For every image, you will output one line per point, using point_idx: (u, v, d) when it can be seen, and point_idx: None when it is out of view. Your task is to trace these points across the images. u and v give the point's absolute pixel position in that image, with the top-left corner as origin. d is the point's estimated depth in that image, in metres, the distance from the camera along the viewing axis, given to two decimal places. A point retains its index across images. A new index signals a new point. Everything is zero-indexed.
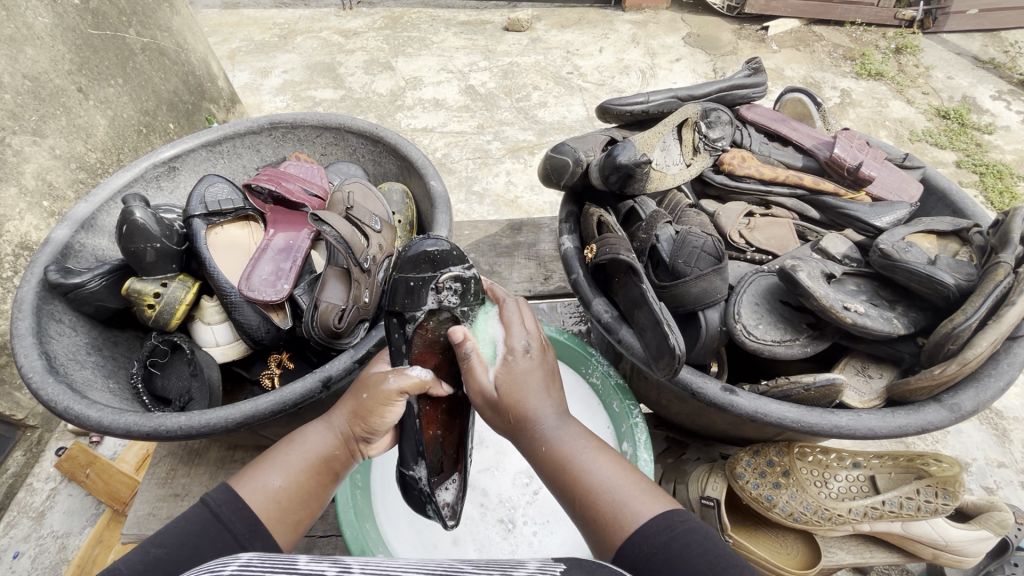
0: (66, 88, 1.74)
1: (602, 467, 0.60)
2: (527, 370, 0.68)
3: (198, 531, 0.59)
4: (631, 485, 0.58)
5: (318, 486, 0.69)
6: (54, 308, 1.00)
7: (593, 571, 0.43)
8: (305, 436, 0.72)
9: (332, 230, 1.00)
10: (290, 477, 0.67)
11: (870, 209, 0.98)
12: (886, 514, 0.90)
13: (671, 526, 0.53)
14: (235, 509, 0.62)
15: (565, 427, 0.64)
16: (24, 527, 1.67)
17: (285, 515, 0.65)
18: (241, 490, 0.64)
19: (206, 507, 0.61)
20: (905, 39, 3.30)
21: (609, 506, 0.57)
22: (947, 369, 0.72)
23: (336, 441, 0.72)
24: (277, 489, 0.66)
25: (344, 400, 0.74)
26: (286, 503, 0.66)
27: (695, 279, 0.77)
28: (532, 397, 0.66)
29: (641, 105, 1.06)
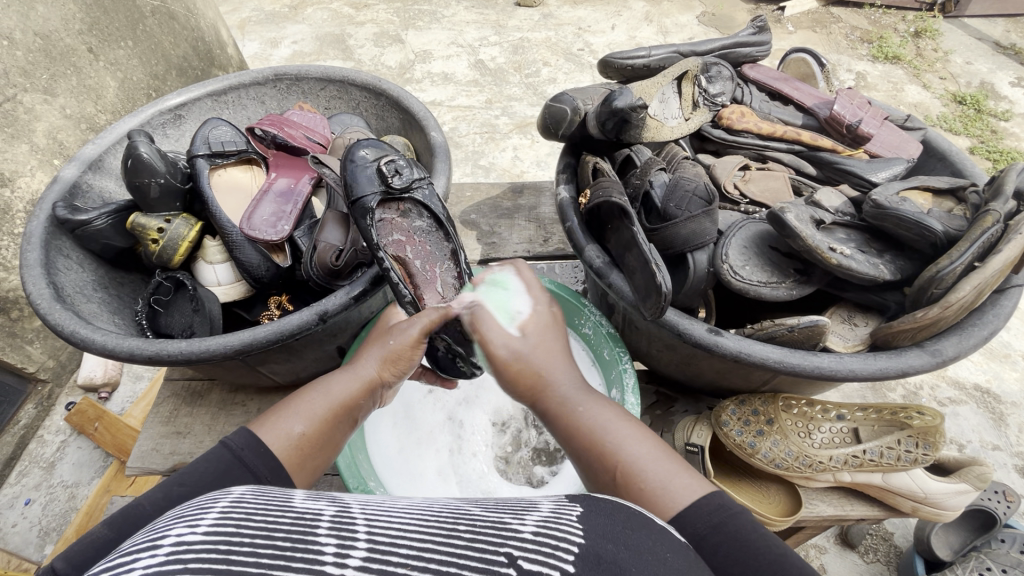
0: (77, 48, 1.75)
1: (642, 446, 0.57)
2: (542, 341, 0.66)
3: (222, 476, 0.59)
4: (673, 467, 0.55)
5: (337, 429, 0.70)
6: (62, 244, 1.02)
7: (613, 514, 0.45)
8: (327, 384, 0.72)
9: (332, 172, 1.04)
10: (310, 422, 0.67)
11: (866, 164, 0.98)
12: (867, 463, 0.92)
13: (721, 510, 0.52)
14: (258, 452, 0.62)
15: (588, 398, 0.62)
16: (34, 476, 1.73)
17: (307, 457, 0.66)
18: (260, 435, 0.64)
19: (227, 449, 0.61)
20: (925, 23, 3.23)
21: (649, 489, 0.54)
22: (930, 312, 0.73)
23: (360, 389, 0.73)
24: (300, 434, 0.66)
25: (372, 350, 0.75)
26: (307, 446, 0.66)
27: (684, 221, 0.78)
28: (555, 369, 0.64)
29: (642, 58, 1.06)
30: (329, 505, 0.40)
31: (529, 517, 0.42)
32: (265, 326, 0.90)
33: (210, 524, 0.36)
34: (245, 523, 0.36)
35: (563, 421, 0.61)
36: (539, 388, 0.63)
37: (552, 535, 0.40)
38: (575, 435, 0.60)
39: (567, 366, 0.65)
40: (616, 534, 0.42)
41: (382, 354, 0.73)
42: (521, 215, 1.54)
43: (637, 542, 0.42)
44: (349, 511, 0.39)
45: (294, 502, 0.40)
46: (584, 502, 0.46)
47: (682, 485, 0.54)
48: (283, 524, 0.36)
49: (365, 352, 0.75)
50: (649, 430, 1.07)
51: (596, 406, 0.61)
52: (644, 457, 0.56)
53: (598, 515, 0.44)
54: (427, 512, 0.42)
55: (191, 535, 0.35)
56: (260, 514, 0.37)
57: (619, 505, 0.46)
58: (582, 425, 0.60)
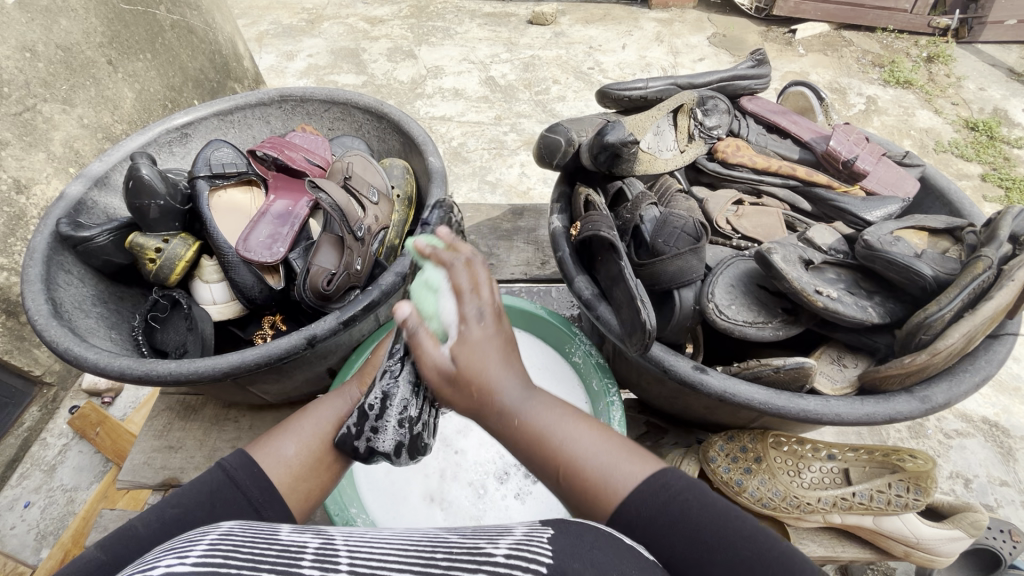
0: (97, 60, 1.79)
1: (583, 437, 0.54)
2: (482, 341, 0.50)
3: (216, 494, 0.59)
4: (617, 452, 0.54)
5: (333, 454, 0.68)
6: (64, 259, 1.04)
7: (582, 536, 0.45)
8: (316, 408, 0.71)
9: (328, 198, 1.02)
10: (302, 446, 0.67)
11: (861, 203, 0.98)
12: (856, 505, 0.90)
13: (664, 490, 0.52)
14: (252, 473, 0.62)
15: (536, 397, 0.54)
16: (36, 478, 1.74)
17: (299, 482, 0.65)
18: (255, 456, 0.64)
19: (223, 470, 0.61)
20: (937, 48, 3.22)
21: (595, 478, 0.52)
22: (916, 359, 0.72)
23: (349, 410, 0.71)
24: (294, 456, 0.65)
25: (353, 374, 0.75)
26: (299, 468, 0.65)
27: (671, 258, 0.78)
28: (499, 376, 0.51)
29: (639, 90, 1.07)
30: (314, 538, 0.42)
31: (501, 542, 0.43)
32: (254, 348, 0.91)
33: (198, 555, 0.37)
34: (233, 556, 0.38)
35: (514, 425, 0.53)
36: (484, 402, 0.52)
37: (522, 556, 0.41)
38: (527, 441, 0.53)
39: (512, 359, 0.53)
40: (585, 552, 0.42)
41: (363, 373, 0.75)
42: (520, 237, 1.54)
43: (606, 560, 0.43)
44: (332, 543, 0.41)
45: (281, 537, 0.43)
46: (554, 524, 0.47)
47: (633, 471, 0.53)
48: (269, 557, 0.38)
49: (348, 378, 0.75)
50: None
51: (542, 399, 0.54)
52: (596, 449, 0.54)
53: (568, 534, 0.45)
54: (406, 543, 0.43)
55: (180, 565, 0.36)
56: (246, 547, 0.39)
57: (587, 525, 0.46)
58: (532, 427, 0.53)
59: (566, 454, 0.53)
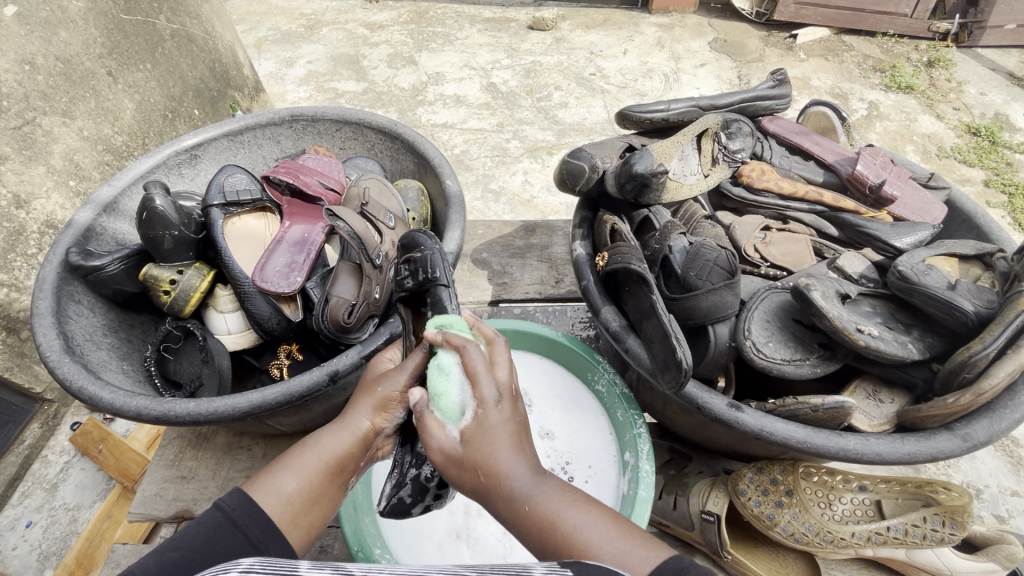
0: (97, 72, 1.75)
1: (594, 526, 0.53)
2: (496, 424, 0.55)
3: (213, 535, 0.58)
4: (629, 541, 0.51)
5: (331, 487, 0.66)
6: (74, 289, 1.01)
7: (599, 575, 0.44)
8: (319, 438, 0.67)
9: (347, 226, 1.01)
10: (301, 480, 0.64)
11: (890, 229, 0.96)
12: (891, 540, 0.88)
13: (679, 575, 0.48)
14: (250, 512, 0.60)
15: (544, 485, 0.55)
16: (37, 498, 1.69)
17: (303, 514, 0.63)
18: (253, 495, 0.62)
19: (219, 510, 0.60)
20: (938, 53, 3.21)
21: (604, 572, 0.50)
22: (960, 399, 0.70)
23: (350, 443, 0.67)
24: (292, 493, 0.63)
25: (360, 398, 0.70)
26: (301, 504, 0.63)
27: (706, 293, 0.77)
28: (508, 461, 0.54)
29: (661, 112, 1.04)
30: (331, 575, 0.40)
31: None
32: (274, 386, 0.88)
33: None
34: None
35: (520, 517, 0.54)
36: (491, 487, 0.54)
37: None
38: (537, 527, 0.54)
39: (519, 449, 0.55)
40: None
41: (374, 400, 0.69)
42: (533, 254, 1.51)
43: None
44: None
45: (298, 573, 0.40)
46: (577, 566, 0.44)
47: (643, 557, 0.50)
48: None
49: (357, 402, 0.70)
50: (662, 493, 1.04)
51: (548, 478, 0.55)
52: (608, 538, 0.52)
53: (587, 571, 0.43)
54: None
55: None
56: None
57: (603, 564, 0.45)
58: (538, 517, 0.54)
59: (578, 540, 0.52)
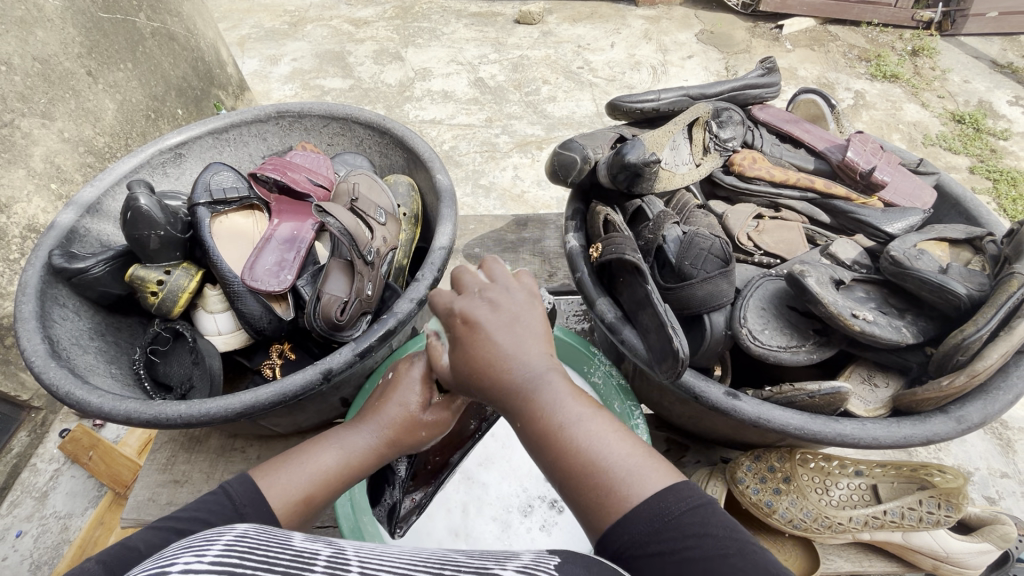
0: (76, 72, 1.71)
1: (611, 443, 0.55)
2: (484, 324, 0.58)
3: (221, 526, 0.58)
4: (641, 459, 0.54)
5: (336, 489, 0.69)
6: (58, 293, 0.99)
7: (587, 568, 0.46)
8: (342, 441, 0.71)
9: (336, 222, 0.98)
10: (311, 481, 0.66)
11: (881, 215, 0.97)
12: (888, 523, 0.89)
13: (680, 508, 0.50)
14: (259, 510, 0.61)
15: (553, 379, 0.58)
16: (27, 507, 1.66)
17: (309, 511, 0.66)
18: (263, 490, 0.63)
19: (229, 501, 0.60)
20: (922, 41, 3.23)
21: (617, 479, 0.53)
22: (955, 381, 0.71)
23: (365, 453, 0.71)
24: (303, 494, 0.65)
25: (380, 412, 0.73)
26: (309, 506, 0.66)
27: (701, 282, 0.77)
28: (516, 355, 0.58)
29: (651, 102, 1.04)
30: (325, 546, 0.42)
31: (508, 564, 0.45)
32: (268, 385, 0.87)
33: (216, 554, 0.37)
34: (249, 556, 0.38)
35: (529, 413, 0.57)
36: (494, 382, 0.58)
37: None
38: (545, 427, 0.56)
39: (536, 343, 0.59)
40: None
41: (393, 429, 0.72)
42: (525, 249, 1.50)
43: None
44: (343, 553, 0.42)
45: (294, 541, 0.42)
46: (562, 554, 0.47)
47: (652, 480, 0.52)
48: (282, 560, 0.38)
49: (374, 412, 0.73)
50: None
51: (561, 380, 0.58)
52: (620, 454, 0.54)
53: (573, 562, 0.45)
54: (412, 559, 0.44)
55: (198, 563, 0.36)
56: (262, 549, 0.39)
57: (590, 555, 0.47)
58: (549, 419, 0.56)
59: (593, 454, 0.54)
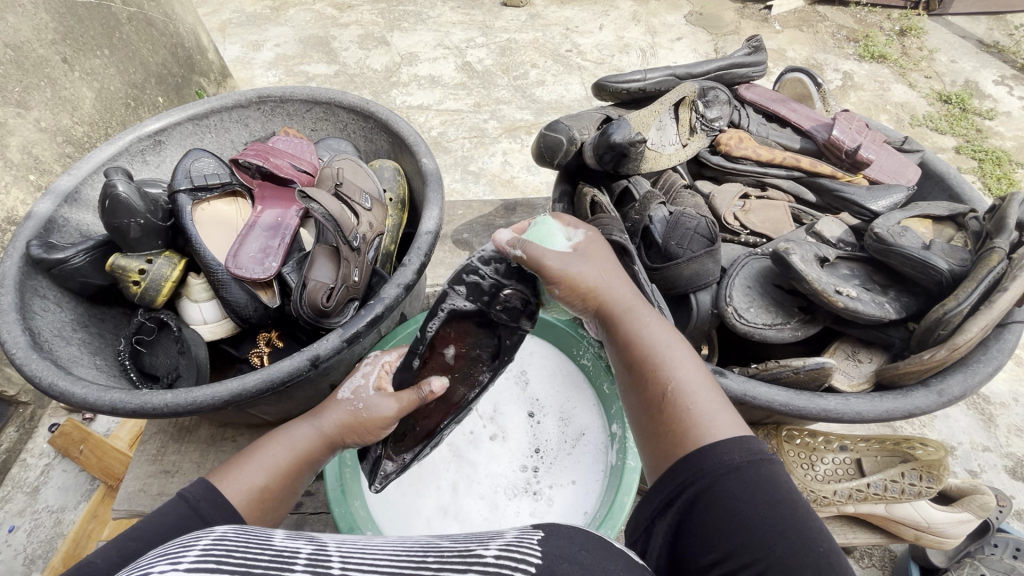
0: (51, 59, 1.66)
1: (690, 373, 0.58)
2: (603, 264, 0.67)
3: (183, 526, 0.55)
4: (718, 407, 0.55)
5: (294, 479, 0.70)
6: (37, 284, 0.96)
7: (570, 537, 0.46)
8: (289, 434, 0.73)
9: (321, 207, 0.96)
10: (268, 471, 0.67)
11: (866, 193, 0.97)
12: (871, 495, 0.92)
13: (744, 451, 0.51)
14: (215, 501, 0.59)
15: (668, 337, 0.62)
16: (18, 502, 1.64)
17: (273, 501, 0.66)
18: (216, 483, 0.63)
19: (185, 500, 0.57)
20: (910, 21, 3.22)
21: (688, 418, 0.55)
22: (936, 354, 0.72)
23: (318, 442, 0.73)
24: (258, 486, 0.65)
25: (335, 407, 0.77)
26: (268, 498, 0.66)
27: (687, 262, 0.78)
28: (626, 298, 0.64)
29: (638, 82, 1.02)
30: (305, 543, 0.41)
31: (492, 545, 0.44)
32: (254, 372, 0.86)
33: (191, 560, 0.37)
34: (225, 560, 0.37)
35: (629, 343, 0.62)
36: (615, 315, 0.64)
37: (512, 556, 0.42)
38: (636, 361, 0.61)
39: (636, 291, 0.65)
40: (574, 557, 0.43)
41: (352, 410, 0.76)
42: None
43: (593, 565, 0.44)
44: (326, 547, 0.41)
45: (274, 541, 0.42)
46: (545, 527, 0.47)
47: (728, 423, 0.53)
48: (262, 560, 0.38)
49: (330, 407, 0.77)
50: None
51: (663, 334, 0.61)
52: (705, 398, 0.56)
53: (557, 537, 0.45)
54: (396, 546, 0.44)
55: (173, 571, 0.35)
56: (239, 550, 0.39)
57: (575, 528, 0.47)
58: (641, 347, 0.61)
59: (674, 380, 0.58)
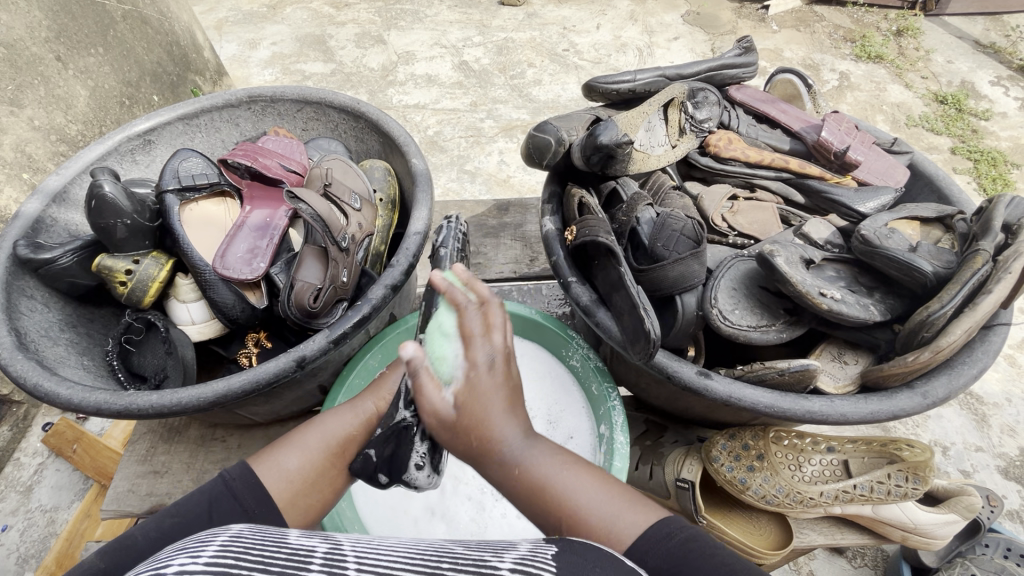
0: (44, 57, 1.66)
1: (581, 484, 0.57)
2: (489, 391, 0.55)
3: (214, 505, 0.60)
4: (617, 500, 0.56)
5: (332, 468, 0.70)
6: (25, 284, 0.96)
7: (582, 552, 0.46)
8: (326, 421, 0.74)
9: (309, 208, 0.97)
10: (305, 458, 0.69)
11: (854, 194, 0.97)
12: (857, 497, 0.91)
13: (668, 535, 0.52)
14: (251, 483, 0.64)
15: (539, 446, 0.58)
16: (11, 501, 1.64)
17: (306, 490, 0.67)
18: (256, 468, 0.66)
19: (222, 479, 0.63)
20: (906, 21, 3.22)
21: (598, 527, 0.55)
22: (920, 356, 0.72)
23: (356, 425, 0.74)
24: (295, 471, 0.68)
25: (369, 389, 0.78)
26: (302, 483, 0.67)
27: (673, 264, 0.77)
28: (499, 421, 0.55)
29: (627, 83, 1.02)
30: (322, 543, 0.43)
31: (506, 556, 0.45)
32: (240, 373, 0.86)
33: (210, 556, 0.39)
34: (244, 556, 0.39)
35: (511, 480, 0.56)
36: (484, 452, 0.55)
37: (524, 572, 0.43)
38: (528, 492, 0.56)
39: (515, 414, 0.57)
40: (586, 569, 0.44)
41: (380, 388, 0.77)
42: (507, 233, 1.48)
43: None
44: (339, 548, 0.43)
45: (289, 540, 0.43)
46: (559, 542, 0.48)
47: (633, 520, 0.54)
48: (278, 559, 0.40)
49: (362, 392, 0.78)
50: (639, 464, 1.04)
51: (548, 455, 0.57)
52: (599, 500, 0.56)
53: (570, 552, 0.46)
54: (410, 550, 0.45)
55: (192, 565, 0.37)
56: (257, 549, 0.41)
57: (593, 545, 0.48)
58: (531, 476, 0.56)
59: (572, 501, 0.56)
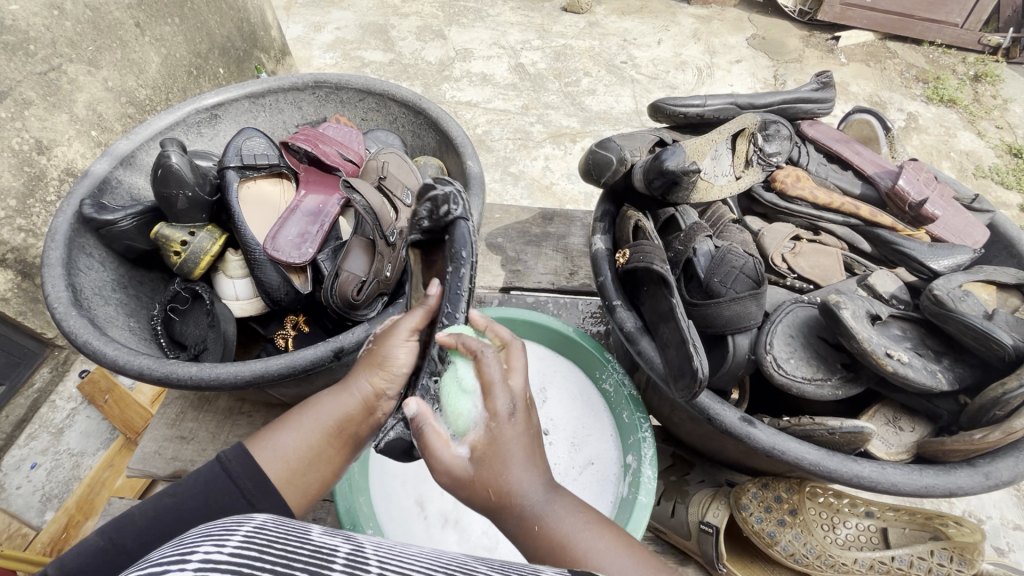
0: (125, 22, 1.71)
1: (600, 546, 0.53)
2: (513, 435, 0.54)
3: (214, 488, 0.63)
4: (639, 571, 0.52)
5: (331, 450, 0.66)
6: (86, 242, 0.99)
7: None
8: (320, 399, 0.68)
9: (362, 200, 0.98)
10: (300, 440, 0.65)
11: (927, 249, 0.92)
12: (895, 571, 0.87)
13: None
14: (245, 465, 0.64)
15: (558, 500, 0.55)
16: (42, 441, 1.70)
17: (302, 473, 0.65)
18: (253, 450, 0.65)
19: (220, 463, 0.64)
20: (986, 67, 3.07)
21: None
22: (988, 436, 0.67)
23: (351, 406, 0.66)
24: (288, 455, 0.64)
25: (360, 362, 0.68)
26: (296, 466, 0.64)
27: (729, 302, 0.74)
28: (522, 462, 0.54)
29: (696, 108, 1.00)
30: (344, 543, 0.42)
31: None
32: (278, 356, 0.87)
33: (235, 546, 0.37)
34: (267, 551, 0.38)
35: (534, 532, 0.53)
36: (506, 506, 0.53)
37: None
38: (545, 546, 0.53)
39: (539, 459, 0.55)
40: None
41: (375, 360, 0.66)
42: (548, 244, 1.46)
43: None
44: (362, 551, 0.41)
45: (313, 536, 0.42)
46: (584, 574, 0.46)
47: None
48: (302, 556, 0.38)
49: (357, 366, 0.68)
50: (662, 498, 1.02)
51: (570, 514, 0.54)
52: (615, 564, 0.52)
53: None
54: (432, 563, 0.44)
55: (218, 553, 0.36)
56: (280, 543, 0.39)
57: None
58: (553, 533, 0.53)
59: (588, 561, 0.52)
